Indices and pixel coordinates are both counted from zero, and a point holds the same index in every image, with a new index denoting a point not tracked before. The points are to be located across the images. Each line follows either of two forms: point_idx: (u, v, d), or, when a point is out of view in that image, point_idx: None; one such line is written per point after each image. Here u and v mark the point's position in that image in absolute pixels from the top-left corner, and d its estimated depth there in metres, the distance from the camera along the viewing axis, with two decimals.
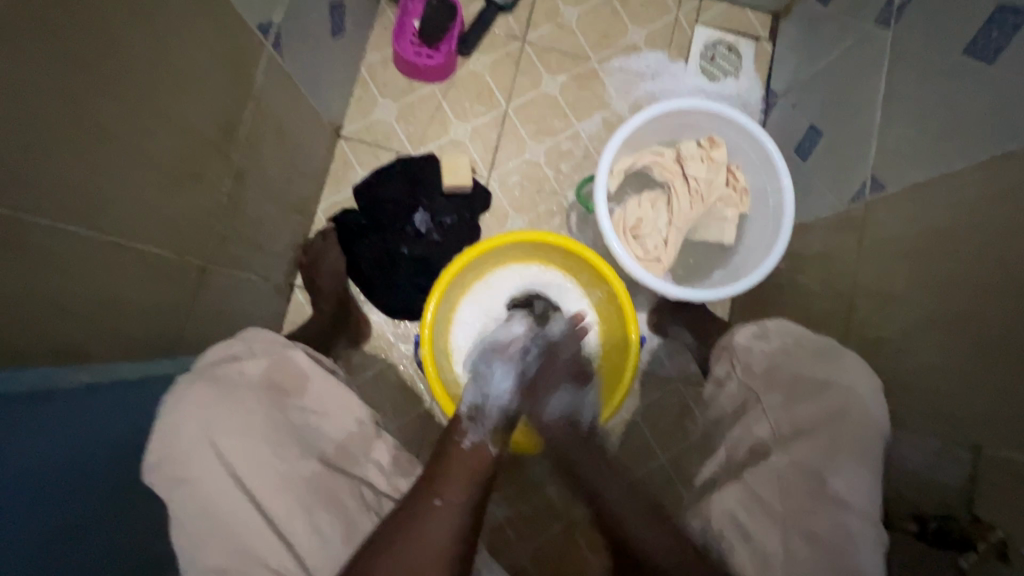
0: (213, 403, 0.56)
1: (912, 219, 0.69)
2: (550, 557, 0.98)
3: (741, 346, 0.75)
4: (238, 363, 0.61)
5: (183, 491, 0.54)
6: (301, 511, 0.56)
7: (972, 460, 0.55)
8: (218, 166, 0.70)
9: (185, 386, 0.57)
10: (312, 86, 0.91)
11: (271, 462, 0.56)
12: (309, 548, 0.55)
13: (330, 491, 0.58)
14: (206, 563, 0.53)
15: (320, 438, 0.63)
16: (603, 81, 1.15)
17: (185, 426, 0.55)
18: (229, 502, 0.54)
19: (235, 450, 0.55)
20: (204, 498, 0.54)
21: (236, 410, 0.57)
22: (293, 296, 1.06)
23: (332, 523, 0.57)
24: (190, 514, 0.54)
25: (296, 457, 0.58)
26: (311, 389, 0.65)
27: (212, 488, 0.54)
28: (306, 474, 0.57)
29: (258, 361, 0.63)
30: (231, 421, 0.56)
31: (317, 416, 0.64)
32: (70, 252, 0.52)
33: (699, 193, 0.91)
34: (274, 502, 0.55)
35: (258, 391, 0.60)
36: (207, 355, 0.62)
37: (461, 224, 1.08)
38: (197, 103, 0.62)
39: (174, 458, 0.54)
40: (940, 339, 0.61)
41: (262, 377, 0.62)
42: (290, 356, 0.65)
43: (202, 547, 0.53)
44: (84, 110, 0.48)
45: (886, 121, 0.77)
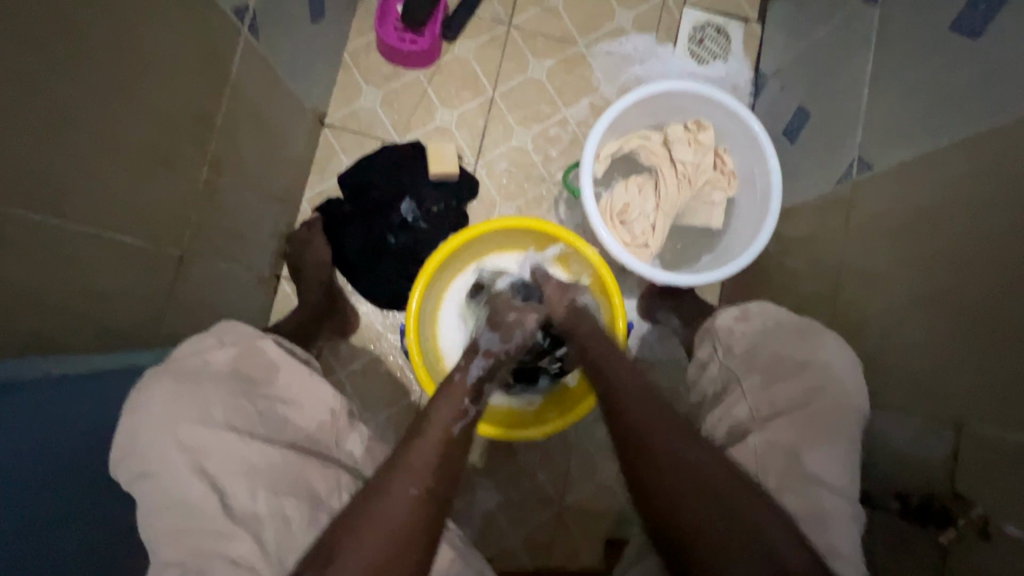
0: (179, 395, 0.56)
1: (899, 199, 0.68)
2: (540, 544, 0.98)
3: (722, 329, 0.72)
4: (206, 353, 0.61)
5: (146, 483, 0.53)
6: (266, 499, 0.56)
7: (954, 439, 0.55)
8: (194, 154, 0.68)
9: (151, 379, 0.57)
10: (291, 73, 0.90)
11: (235, 453, 0.56)
12: (275, 537, 0.55)
13: (298, 479, 0.58)
14: (166, 559, 0.52)
15: (290, 427, 0.62)
16: (590, 64, 1.14)
17: (145, 420, 0.54)
18: (191, 493, 0.53)
19: (198, 442, 0.55)
20: (165, 492, 0.53)
21: (201, 400, 0.56)
22: (280, 287, 1.05)
23: (298, 510, 0.57)
24: (154, 506, 0.53)
25: (262, 445, 0.57)
26: (282, 378, 0.65)
27: (174, 480, 0.53)
28: (274, 462, 0.57)
29: (227, 350, 0.62)
30: (196, 412, 0.55)
31: (288, 406, 0.63)
32: (44, 242, 0.51)
33: (686, 177, 0.91)
34: (238, 493, 0.55)
35: (226, 381, 0.59)
36: (177, 347, 0.62)
37: (447, 212, 1.07)
38: (170, 90, 0.61)
39: (138, 450, 0.54)
40: (924, 319, 0.61)
41: (231, 366, 0.61)
42: (260, 347, 0.65)
43: (164, 541, 0.52)
44: (51, 98, 0.47)
45: (873, 101, 0.77)
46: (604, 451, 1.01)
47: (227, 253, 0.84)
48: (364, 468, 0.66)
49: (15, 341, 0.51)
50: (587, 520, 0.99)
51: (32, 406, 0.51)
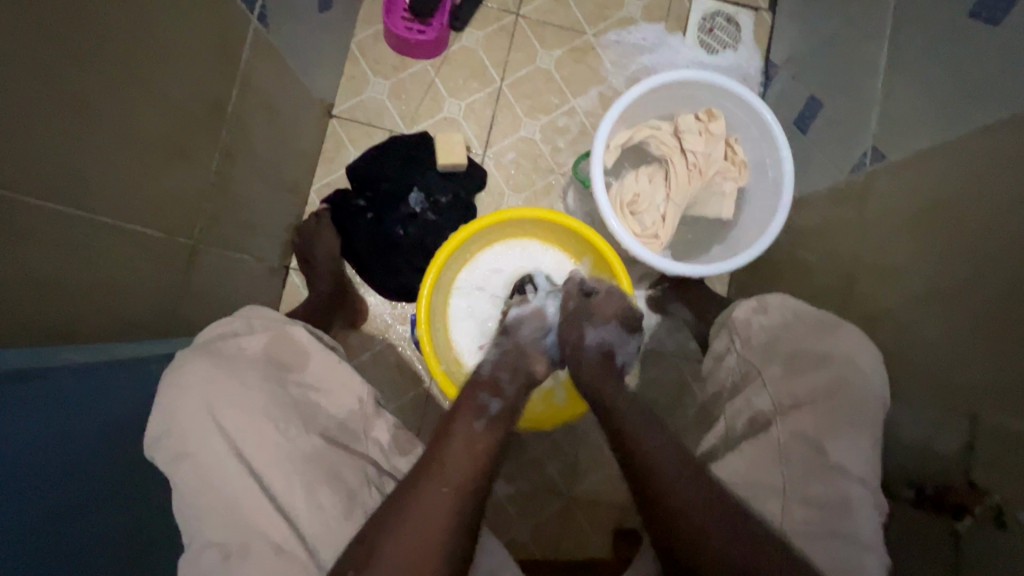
0: (215, 379, 0.56)
1: (914, 189, 0.68)
2: (550, 534, 0.99)
3: (740, 321, 0.73)
4: (239, 340, 0.61)
5: (183, 464, 0.54)
6: (302, 485, 0.56)
7: (969, 429, 0.55)
8: (206, 145, 0.68)
9: (186, 362, 0.57)
10: (300, 63, 0.89)
11: (272, 439, 0.56)
12: (310, 524, 0.55)
13: (331, 467, 0.58)
14: (208, 537, 0.53)
15: (320, 414, 0.62)
16: (599, 54, 1.13)
17: (187, 404, 0.55)
18: (229, 477, 0.54)
19: (235, 426, 0.55)
20: (205, 474, 0.54)
21: (235, 386, 0.57)
22: (289, 279, 1.05)
23: (333, 500, 0.56)
24: (191, 489, 0.54)
25: (296, 432, 0.57)
26: (312, 365, 0.65)
27: (212, 462, 0.54)
28: (307, 450, 0.57)
29: (257, 338, 0.63)
30: (233, 397, 0.56)
31: (317, 393, 0.64)
32: (62, 232, 0.51)
33: (697, 167, 0.90)
34: (275, 477, 0.55)
35: (258, 366, 0.60)
36: (208, 331, 0.63)
37: (457, 203, 1.07)
38: (183, 80, 0.61)
39: (175, 433, 0.55)
40: (938, 309, 0.61)
41: (262, 352, 0.62)
42: (289, 333, 0.65)
43: (202, 520, 0.54)
44: (68, 89, 0.47)
45: (889, 90, 0.76)
46: None
47: (239, 244, 0.84)
48: (390, 458, 0.65)
49: (34, 329, 0.51)
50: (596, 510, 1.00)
51: (55, 392, 0.50)
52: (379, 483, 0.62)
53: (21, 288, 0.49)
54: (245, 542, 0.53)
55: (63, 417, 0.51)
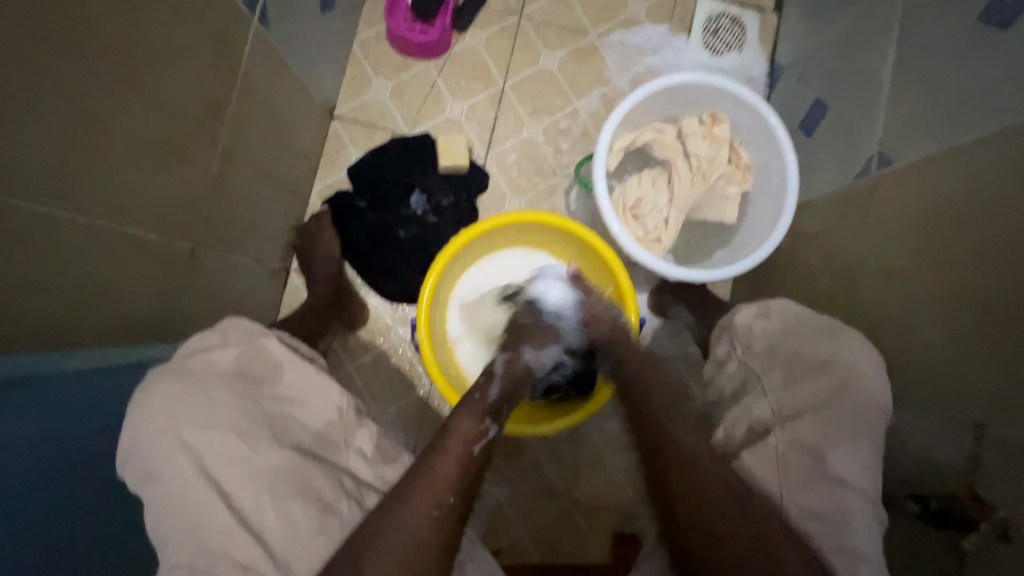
0: (180, 394, 0.55)
1: (919, 195, 0.67)
2: (550, 537, 0.98)
3: (740, 326, 0.73)
4: (209, 354, 0.61)
5: (150, 485, 0.53)
6: (272, 500, 0.54)
7: (974, 441, 0.54)
8: (205, 147, 0.68)
9: (153, 379, 0.57)
10: (301, 63, 0.89)
11: (238, 452, 0.55)
12: (282, 540, 0.53)
13: (307, 478, 0.57)
14: (173, 560, 0.52)
15: (297, 426, 0.62)
16: (602, 55, 1.12)
17: (150, 422, 0.54)
18: (195, 495, 0.52)
19: (202, 441, 0.54)
20: (170, 494, 0.53)
21: (202, 401, 0.56)
22: (289, 280, 1.05)
23: (306, 513, 0.55)
24: (159, 508, 0.53)
25: (268, 445, 0.57)
26: (287, 377, 0.65)
27: (178, 480, 0.53)
28: (280, 463, 0.56)
29: (230, 351, 0.62)
30: (200, 412, 0.55)
31: (293, 406, 0.63)
32: (59, 237, 0.51)
33: (700, 171, 0.89)
34: (243, 494, 0.54)
35: (230, 380, 0.59)
36: (183, 346, 0.62)
37: (458, 205, 1.06)
38: (182, 82, 0.60)
39: (141, 453, 0.54)
40: (944, 318, 0.60)
41: (234, 366, 0.61)
42: (264, 345, 0.65)
43: (171, 542, 0.52)
44: (64, 94, 0.47)
45: (895, 94, 0.75)
46: (613, 445, 1.01)
47: (239, 245, 0.84)
48: (374, 468, 0.65)
49: (22, 333, 0.50)
50: (596, 515, 0.99)
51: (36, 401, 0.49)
52: (358, 494, 0.61)
53: (18, 292, 0.48)
54: (210, 563, 0.51)
55: (46, 424, 0.50)
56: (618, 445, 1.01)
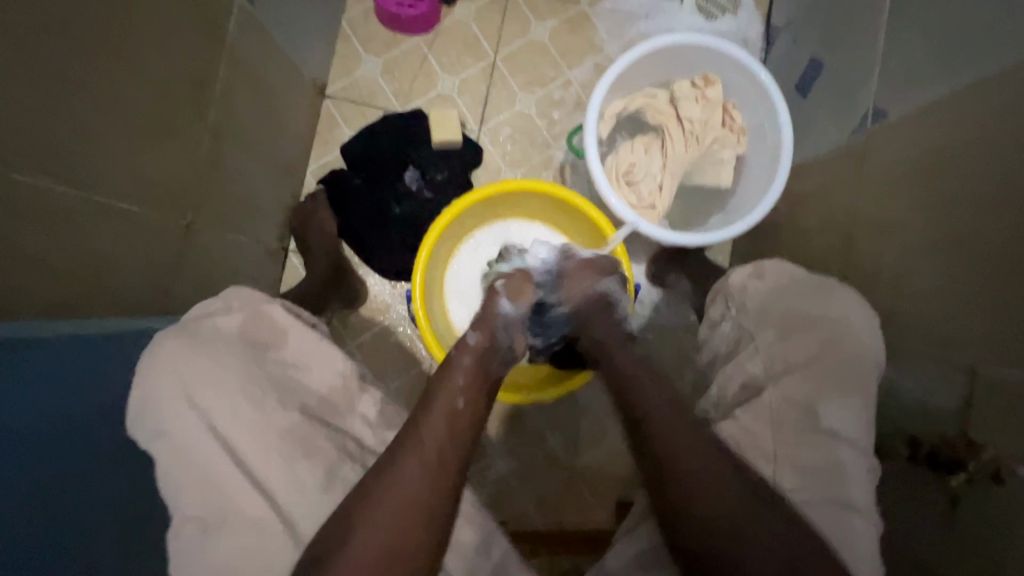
0: (186, 359, 0.56)
1: (915, 146, 0.65)
2: (553, 506, 1.00)
3: (735, 285, 0.71)
4: (214, 318, 0.61)
5: (161, 445, 0.55)
6: (280, 461, 0.57)
7: (968, 386, 0.54)
8: (193, 123, 0.68)
9: (162, 341, 0.57)
10: (288, 39, 0.88)
11: (248, 417, 0.57)
12: (287, 497, 0.56)
13: (310, 441, 0.59)
14: (187, 512, 0.54)
15: (304, 391, 0.63)
16: (593, 24, 1.11)
17: (159, 383, 0.55)
18: (207, 454, 0.55)
19: (212, 405, 0.56)
20: (183, 455, 0.55)
21: (209, 365, 0.57)
22: (288, 260, 1.06)
23: (312, 473, 0.58)
24: (172, 467, 0.55)
25: (275, 408, 0.58)
26: (291, 342, 0.65)
27: (189, 445, 0.55)
28: (285, 426, 0.58)
29: (235, 316, 0.62)
30: (208, 376, 0.56)
31: (298, 370, 0.65)
32: (51, 210, 0.51)
33: (694, 135, 0.88)
34: (252, 454, 0.57)
35: (236, 346, 0.60)
36: (192, 310, 0.63)
37: (451, 180, 1.06)
38: (167, 54, 0.60)
39: (152, 414, 0.55)
40: (940, 267, 0.59)
41: (240, 330, 0.62)
42: (268, 312, 0.65)
43: (182, 499, 0.55)
44: (45, 65, 0.47)
45: (890, 46, 0.73)
46: (614, 415, 1.02)
47: (234, 224, 0.85)
48: (378, 432, 0.66)
49: (15, 302, 0.50)
50: (599, 483, 1.00)
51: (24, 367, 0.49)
52: (362, 458, 0.63)
53: (11, 259, 0.49)
54: (221, 516, 0.55)
55: (39, 392, 0.49)
56: (619, 414, 1.02)
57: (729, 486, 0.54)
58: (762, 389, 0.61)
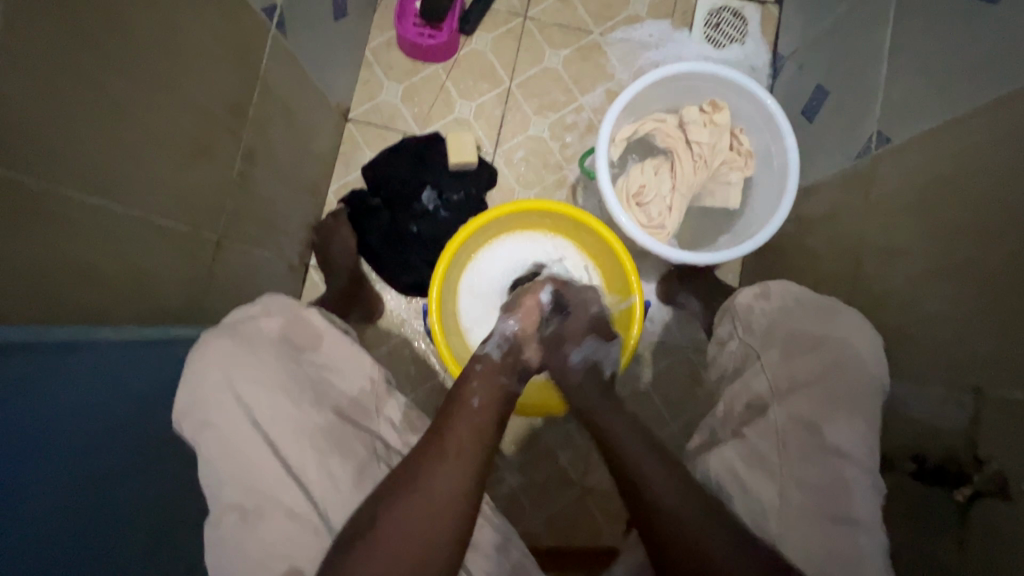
0: (235, 354, 0.60)
1: (918, 169, 0.67)
2: (563, 522, 1.00)
3: (741, 306, 0.74)
4: (258, 321, 0.65)
5: (205, 434, 0.57)
6: (314, 455, 0.58)
7: (974, 403, 0.55)
8: (227, 144, 0.72)
9: (211, 339, 0.61)
10: (316, 67, 0.93)
11: (285, 411, 0.59)
12: (324, 493, 0.58)
13: (342, 438, 0.61)
14: (228, 501, 0.56)
15: (334, 391, 0.65)
16: (605, 52, 1.15)
17: (207, 378, 0.58)
18: (249, 448, 0.57)
19: (254, 398, 0.59)
20: (221, 447, 0.57)
21: (254, 362, 0.60)
22: (309, 276, 1.10)
23: (344, 468, 0.59)
24: (211, 456, 0.57)
25: (310, 406, 0.60)
26: (326, 347, 0.68)
27: (233, 433, 0.57)
28: (318, 423, 0.60)
29: (276, 320, 0.66)
30: (253, 371, 0.59)
31: (330, 371, 0.67)
32: (98, 223, 0.55)
33: (702, 158, 0.91)
34: (289, 446, 0.58)
35: (276, 346, 0.63)
36: (233, 314, 0.66)
37: (468, 200, 1.10)
38: (206, 81, 0.65)
39: (198, 405, 0.58)
40: (943, 287, 0.61)
41: (279, 334, 0.65)
42: (306, 317, 0.68)
43: (224, 486, 0.56)
44: (97, 90, 0.51)
45: (892, 74, 0.76)
46: None
47: (260, 240, 0.89)
48: (402, 435, 0.69)
49: (66, 310, 0.54)
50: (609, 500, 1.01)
51: (70, 373, 0.52)
52: (387, 457, 0.65)
53: (62, 269, 0.53)
54: (261, 505, 0.56)
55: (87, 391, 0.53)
56: None
57: (697, 520, 0.56)
58: (766, 409, 0.63)
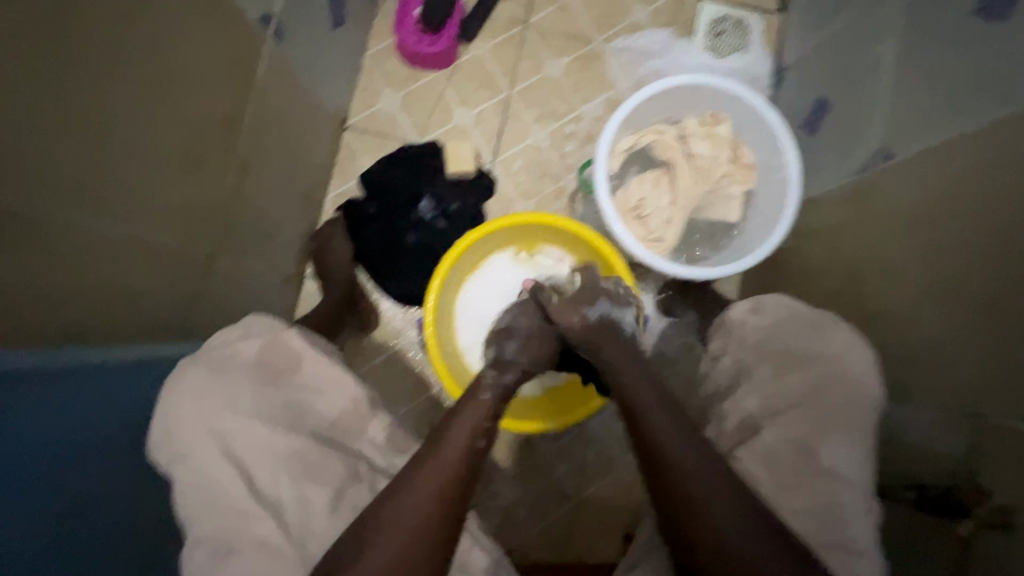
0: (206, 382, 0.59)
1: (921, 188, 0.66)
2: (557, 537, 0.99)
3: (735, 322, 0.72)
4: (233, 345, 0.63)
5: (179, 466, 0.57)
6: (289, 483, 0.58)
7: (975, 431, 0.54)
8: (220, 156, 0.72)
9: (183, 367, 0.61)
10: (312, 76, 0.92)
11: (259, 439, 0.59)
12: (295, 519, 0.58)
13: (319, 465, 0.60)
14: (199, 536, 0.55)
15: (314, 415, 0.64)
16: (605, 61, 1.14)
17: (179, 404, 0.58)
18: (218, 473, 0.57)
19: (226, 427, 0.58)
20: (196, 478, 0.56)
21: (226, 389, 0.60)
22: (304, 285, 1.09)
23: (320, 496, 0.59)
24: (186, 487, 0.57)
25: (284, 432, 0.60)
26: (306, 368, 0.66)
27: (206, 463, 0.57)
28: (294, 450, 0.60)
29: (252, 344, 0.64)
30: (224, 398, 0.59)
31: (310, 394, 0.65)
32: (86, 240, 0.55)
33: (703, 171, 0.90)
34: (264, 475, 0.58)
35: (251, 372, 0.62)
36: (211, 337, 0.65)
37: (465, 210, 1.09)
38: (199, 94, 0.64)
39: (169, 436, 0.58)
40: (946, 310, 0.60)
41: (255, 358, 0.63)
42: (284, 338, 0.66)
43: (196, 518, 0.56)
44: (86, 107, 0.50)
45: (895, 89, 0.75)
46: (620, 446, 1.01)
47: (254, 251, 0.88)
48: (387, 456, 0.67)
49: (49, 332, 0.53)
50: (604, 514, 1.00)
51: (54, 394, 0.52)
52: (370, 482, 0.64)
53: (48, 289, 0.52)
54: (230, 540, 0.55)
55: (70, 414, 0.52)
56: (626, 445, 1.02)
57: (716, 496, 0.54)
58: (758, 428, 0.61)
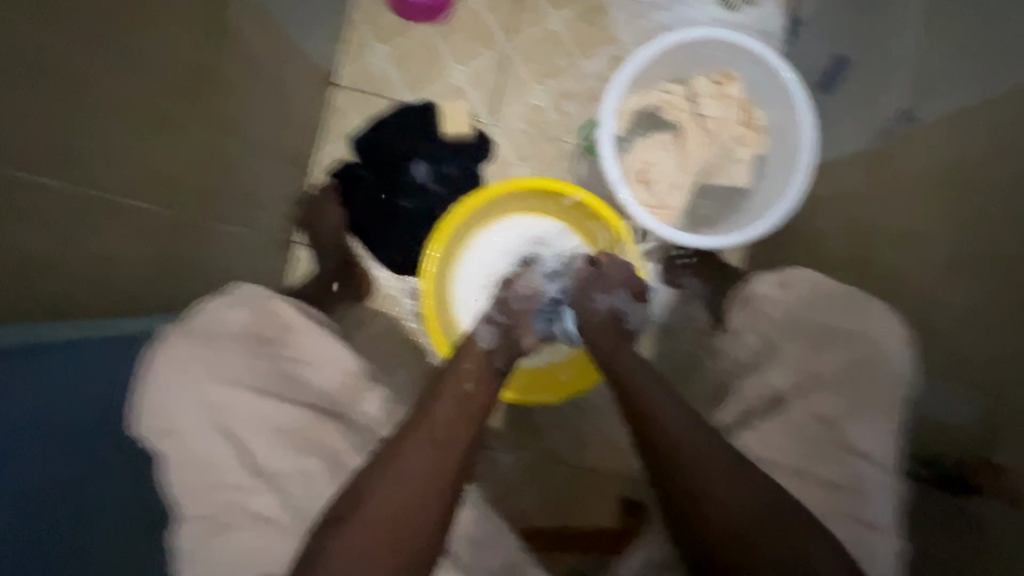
0: (194, 357, 0.57)
1: (942, 153, 0.63)
2: (555, 505, 1.00)
3: (760, 295, 0.71)
4: (220, 314, 0.61)
5: (170, 441, 0.55)
6: (288, 454, 0.59)
7: (986, 403, 0.55)
8: (199, 116, 0.67)
9: (166, 339, 0.57)
10: (296, 29, 0.86)
11: (256, 412, 0.59)
12: (297, 492, 0.58)
13: (317, 437, 0.61)
14: (193, 511, 0.55)
15: (308, 387, 0.64)
16: (609, 14, 1.07)
17: (170, 386, 0.56)
18: (214, 450, 0.57)
19: (221, 403, 0.57)
20: (190, 454, 0.56)
21: (218, 364, 0.58)
22: (294, 252, 1.05)
23: (320, 467, 0.60)
24: (178, 463, 0.56)
25: (280, 405, 0.60)
26: (297, 338, 0.65)
27: (201, 438, 0.56)
28: (290, 424, 0.60)
29: (241, 312, 0.62)
30: (215, 373, 0.58)
31: (304, 365, 0.65)
32: (58, 205, 0.51)
33: (711, 133, 0.86)
34: (259, 448, 0.58)
35: (243, 342, 0.61)
36: (194, 304, 0.62)
37: (462, 175, 1.04)
38: (173, 48, 0.59)
39: (157, 410, 0.55)
40: None
41: (244, 327, 0.62)
42: (274, 308, 0.65)
43: (188, 495, 0.55)
44: (48, 64, 0.46)
45: (920, 46, 0.70)
46: (618, 413, 1.01)
47: (240, 218, 0.84)
48: (384, 428, 0.66)
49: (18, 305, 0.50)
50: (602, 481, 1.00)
51: (9, 377, 0.48)
52: (369, 450, 0.64)
53: (14, 260, 0.48)
54: (229, 513, 0.56)
55: (46, 391, 0.50)
56: None
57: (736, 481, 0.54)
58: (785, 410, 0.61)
